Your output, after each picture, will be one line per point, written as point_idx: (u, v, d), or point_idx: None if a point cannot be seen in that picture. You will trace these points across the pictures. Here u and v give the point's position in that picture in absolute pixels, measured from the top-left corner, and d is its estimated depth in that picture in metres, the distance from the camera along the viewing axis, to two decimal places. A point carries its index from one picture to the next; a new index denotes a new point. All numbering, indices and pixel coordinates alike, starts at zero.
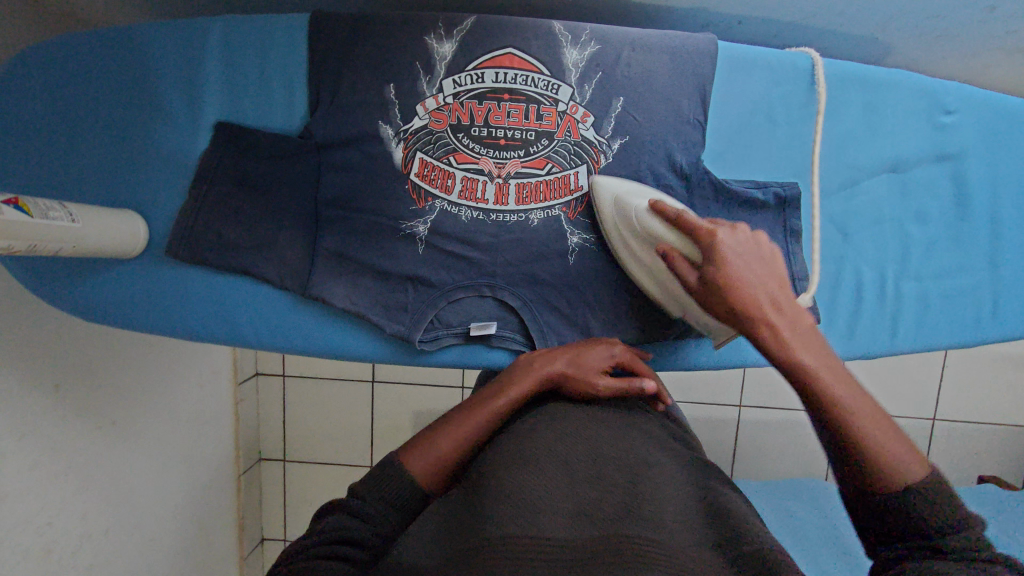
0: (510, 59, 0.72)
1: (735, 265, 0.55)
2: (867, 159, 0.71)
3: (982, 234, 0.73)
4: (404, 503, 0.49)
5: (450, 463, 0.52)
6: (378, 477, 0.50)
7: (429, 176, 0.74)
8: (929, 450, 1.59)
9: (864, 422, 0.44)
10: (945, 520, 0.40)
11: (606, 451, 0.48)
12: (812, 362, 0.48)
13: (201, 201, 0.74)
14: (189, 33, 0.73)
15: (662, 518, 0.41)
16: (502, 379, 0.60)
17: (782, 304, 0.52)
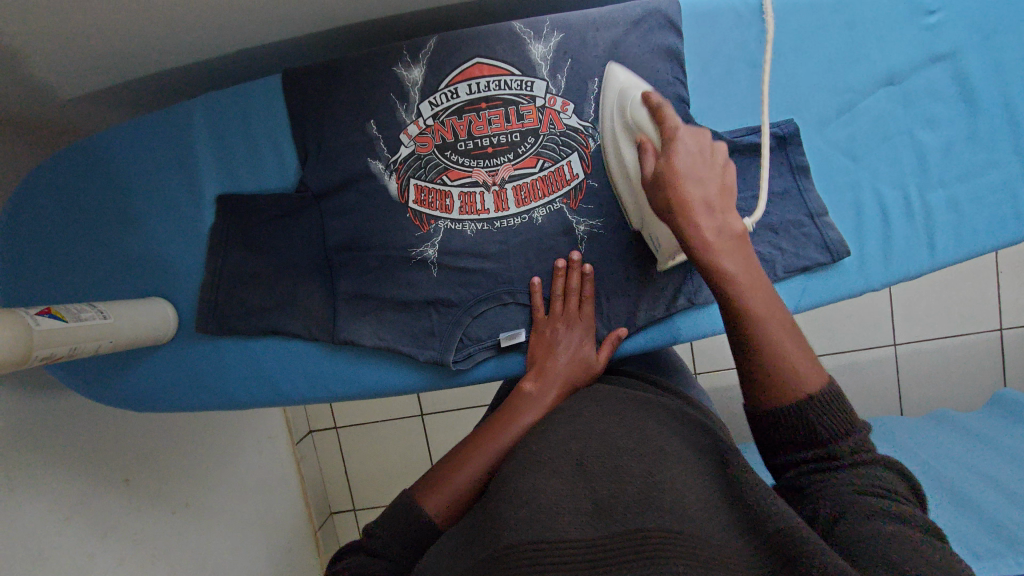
0: (479, 69, 0.73)
1: (687, 166, 0.54)
2: (860, 78, 0.69)
3: (1000, 126, 0.68)
4: (423, 541, 0.50)
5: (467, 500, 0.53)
6: (395, 518, 0.51)
7: (427, 200, 0.75)
8: (1004, 363, 1.51)
9: (765, 334, 0.48)
10: (839, 429, 0.44)
11: (623, 442, 0.47)
12: (733, 268, 0.51)
13: (221, 273, 0.77)
14: (176, 118, 0.76)
15: (684, 507, 0.42)
16: (502, 413, 0.62)
17: (717, 207, 0.53)
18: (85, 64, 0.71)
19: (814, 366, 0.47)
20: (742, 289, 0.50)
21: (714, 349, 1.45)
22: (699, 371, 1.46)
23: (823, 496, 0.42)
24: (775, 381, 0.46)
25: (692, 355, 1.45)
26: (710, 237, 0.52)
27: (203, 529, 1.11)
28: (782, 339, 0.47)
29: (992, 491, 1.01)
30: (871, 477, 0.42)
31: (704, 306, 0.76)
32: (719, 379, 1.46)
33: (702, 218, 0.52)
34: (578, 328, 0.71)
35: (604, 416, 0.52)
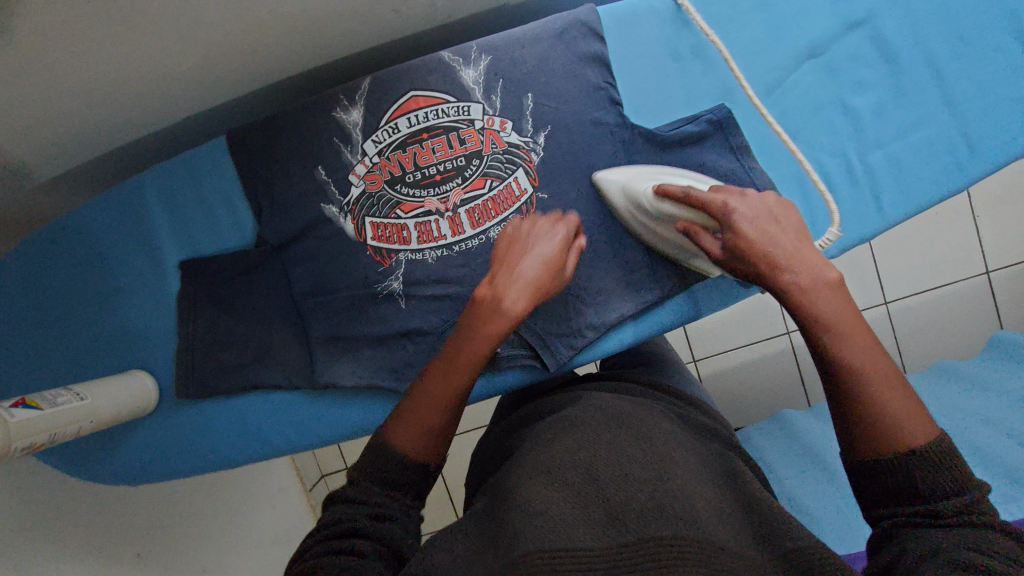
0: (416, 101, 0.74)
1: (757, 233, 0.55)
2: (784, 55, 0.70)
3: (926, 79, 0.69)
4: (401, 479, 0.50)
5: (439, 421, 0.53)
6: (377, 454, 0.51)
7: (384, 235, 0.77)
8: (997, 304, 1.50)
9: (873, 380, 0.49)
10: (946, 486, 0.44)
11: (630, 448, 0.48)
12: (836, 315, 0.51)
13: (196, 337, 0.78)
14: (129, 192, 0.78)
15: (697, 513, 0.43)
16: (468, 319, 0.58)
17: (796, 260, 0.53)
18: (32, 156, 0.73)
19: (922, 415, 0.48)
20: (843, 331, 0.50)
21: (707, 333, 1.46)
22: (699, 357, 1.47)
23: (916, 543, 0.42)
24: (887, 433, 0.47)
25: (688, 343, 1.47)
26: (804, 287, 0.52)
27: None
28: (883, 385, 0.49)
29: (1001, 436, 1.02)
30: (975, 536, 0.42)
31: (670, 298, 0.77)
32: (717, 362, 1.47)
33: (791, 275, 0.53)
34: (550, 229, 0.62)
35: (605, 424, 0.53)
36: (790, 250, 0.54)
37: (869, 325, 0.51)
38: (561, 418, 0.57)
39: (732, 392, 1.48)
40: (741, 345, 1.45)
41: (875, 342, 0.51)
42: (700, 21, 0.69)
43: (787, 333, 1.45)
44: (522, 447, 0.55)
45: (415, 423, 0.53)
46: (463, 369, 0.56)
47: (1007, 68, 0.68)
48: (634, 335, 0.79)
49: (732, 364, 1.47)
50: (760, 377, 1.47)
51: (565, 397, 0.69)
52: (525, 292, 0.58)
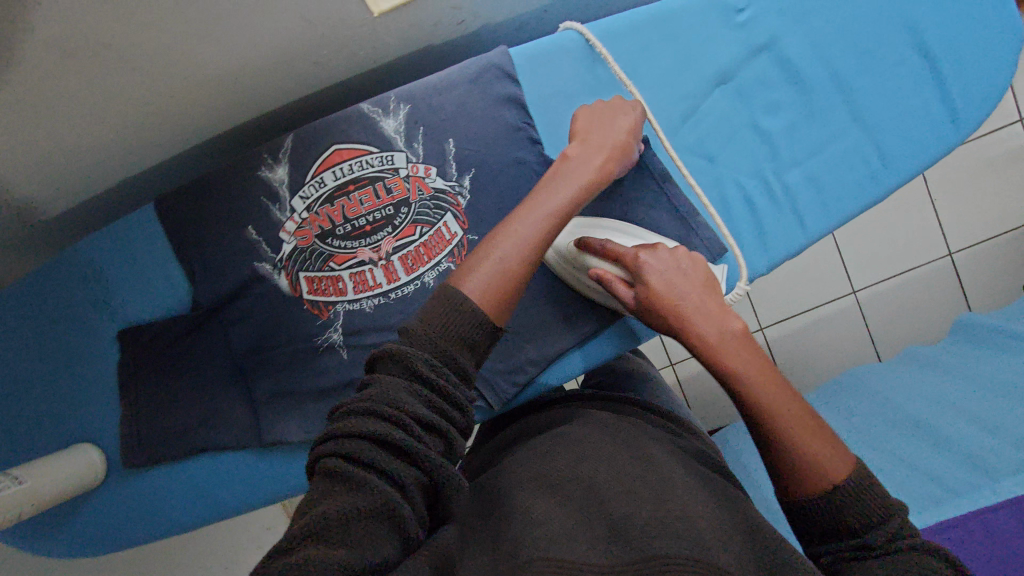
0: (340, 154, 0.75)
1: (665, 284, 0.58)
2: (693, 85, 0.72)
3: (833, 96, 0.71)
4: (474, 334, 0.49)
5: (513, 268, 0.54)
6: (443, 304, 0.49)
7: (320, 288, 0.76)
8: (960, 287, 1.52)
9: (785, 424, 0.50)
10: (873, 514, 0.45)
11: (638, 475, 0.50)
12: (742, 367, 0.53)
13: (140, 404, 0.78)
14: (60, 265, 0.78)
15: (699, 534, 0.43)
16: (551, 176, 0.61)
17: (709, 310, 0.56)
18: None
19: (838, 450, 0.49)
20: (751, 385, 0.52)
21: None
22: (675, 361, 1.45)
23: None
24: (805, 475, 0.48)
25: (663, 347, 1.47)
26: (711, 339, 0.55)
27: None
28: (797, 425, 0.50)
29: (965, 422, 1.01)
30: (907, 561, 0.42)
31: (608, 326, 0.79)
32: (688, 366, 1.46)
33: (703, 327, 0.55)
34: (626, 109, 0.68)
35: (610, 444, 0.56)
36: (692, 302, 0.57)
37: (779, 371, 0.53)
38: (563, 433, 0.61)
39: (707, 398, 1.47)
40: None
41: (789, 389, 0.52)
42: (608, 59, 0.71)
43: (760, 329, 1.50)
44: (525, 464, 0.56)
45: (495, 272, 0.53)
46: (539, 218, 0.57)
47: (911, 80, 0.70)
48: (579, 364, 0.79)
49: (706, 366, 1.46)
50: None
51: (567, 412, 0.70)
52: (607, 154, 0.63)
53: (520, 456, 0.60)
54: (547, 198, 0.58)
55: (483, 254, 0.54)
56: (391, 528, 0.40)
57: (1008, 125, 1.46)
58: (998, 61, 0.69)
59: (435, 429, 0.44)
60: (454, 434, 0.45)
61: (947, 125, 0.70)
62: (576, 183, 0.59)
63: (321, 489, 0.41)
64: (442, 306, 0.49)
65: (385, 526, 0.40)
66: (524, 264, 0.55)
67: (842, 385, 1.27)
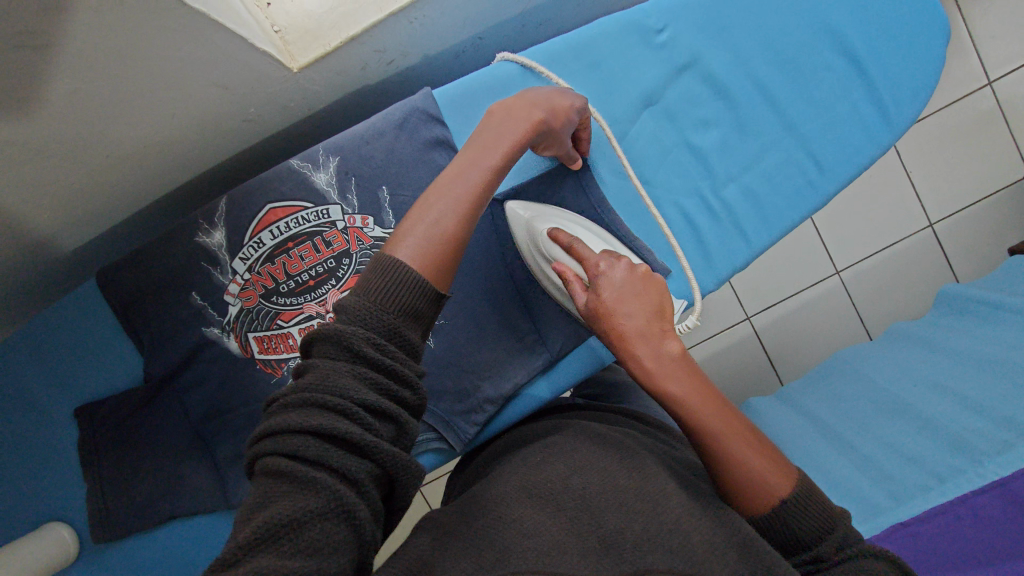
0: (275, 213, 0.74)
1: (617, 299, 0.52)
2: (620, 109, 0.70)
3: (761, 108, 0.70)
4: (414, 304, 0.45)
5: (446, 235, 0.49)
6: (382, 277, 0.45)
7: (270, 346, 0.76)
8: (947, 258, 1.48)
9: (725, 441, 0.49)
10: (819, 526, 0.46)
11: (623, 480, 0.50)
12: (680, 390, 0.50)
13: (103, 481, 0.77)
14: (9, 351, 0.78)
15: (688, 546, 0.45)
16: (488, 128, 0.55)
17: (649, 334, 0.51)
18: None
19: (774, 459, 0.50)
20: (690, 406, 0.50)
21: None
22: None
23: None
24: (754, 495, 0.49)
25: None
26: (649, 363, 0.51)
27: None
28: (737, 443, 0.49)
29: (950, 404, 0.99)
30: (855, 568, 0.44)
31: (570, 351, 0.78)
32: None
33: (641, 349, 0.51)
34: None
35: (598, 452, 0.54)
36: (633, 319, 0.51)
37: (720, 392, 0.51)
38: (552, 441, 0.58)
39: None
40: (699, 343, 1.47)
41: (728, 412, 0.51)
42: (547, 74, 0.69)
43: (746, 318, 1.47)
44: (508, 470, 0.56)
45: (428, 238, 0.49)
46: (477, 179, 0.52)
47: (837, 85, 0.70)
48: (549, 389, 0.78)
49: None
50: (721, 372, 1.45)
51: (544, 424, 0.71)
52: (545, 109, 0.58)
53: (507, 467, 0.57)
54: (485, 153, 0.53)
55: (415, 222, 0.49)
56: (347, 525, 0.39)
57: (972, 90, 1.43)
58: (924, 58, 0.69)
59: (384, 413, 0.42)
60: (404, 416, 0.43)
61: (879, 126, 0.70)
62: (507, 135, 0.54)
63: (267, 490, 0.39)
64: (383, 278, 0.45)
65: (343, 527, 0.39)
66: (464, 228, 0.50)
67: (828, 371, 1.25)
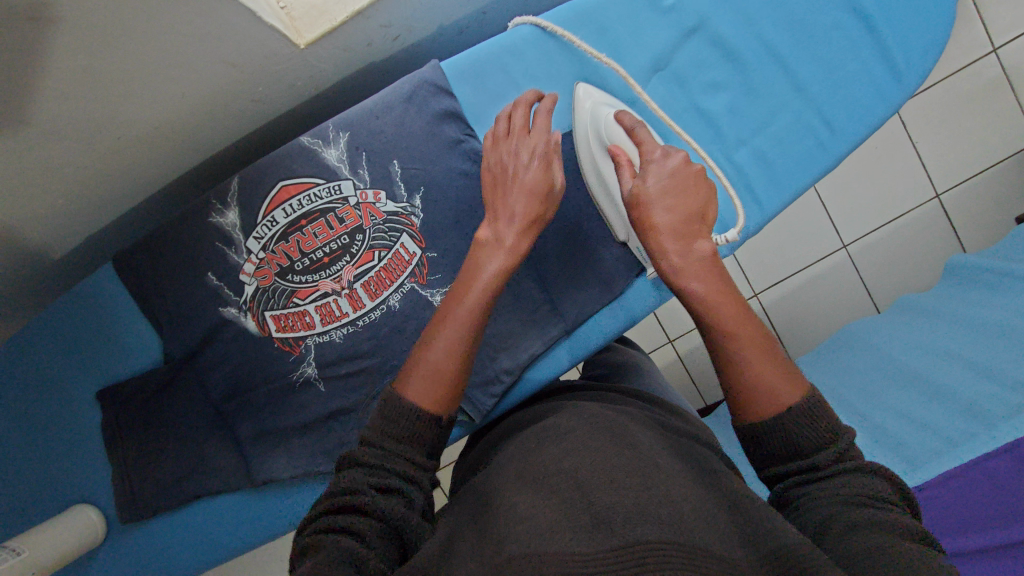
0: (287, 191, 0.75)
1: (661, 190, 0.55)
2: (629, 74, 0.70)
3: (771, 69, 0.70)
4: (411, 428, 0.53)
5: (443, 375, 0.54)
6: (381, 412, 0.54)
7: (288, 324, 0.77)
8: (953, 227, 1.47)
9: (738, 340, 0.50)
10: (816, 438, 0.47)
11: (614, 453, 0.48)
12: (701, 288, 0.52)
13: (126, 462, 0.78)
14: (29, 337, 0.78)
15: (683, 518, 0.41)
16: (469, 267, 0.59)
17: (682, 232, 0.54)
18: None
19: (787, 373, 0.49)
20: (707, 304, 0.51)
21: (672, 316, 1.42)
22: (675, 337, 1.42)
23: (817, 501, 0.45)
24: (762, 398, 0.48)
25: (660, 325, 1.43)
26: (673, 258, 0.53)
27: None
28: (754, 348, 0.50)
29: (960, 369, 1.00)
30: (854, 481, 0.45)
31: (586, 319, 0.78)
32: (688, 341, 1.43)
33: (669, 245, 0.54)
34: (527, 153, 0.62)
35: (595, 430, 0.53)
36: (668, 214, 0.54)
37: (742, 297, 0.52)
38: (551, 426, 0.59)
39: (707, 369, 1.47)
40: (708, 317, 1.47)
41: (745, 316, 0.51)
42: (567, 38, 0.70)
43: (754, 293, 1.47)
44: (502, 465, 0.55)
45: (426, 377, 0.55)
46: (466, 312, 0.56)
47: (846, 43, 0.69)
48: (550, 370, 0.79)
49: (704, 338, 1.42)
50: None
51: (544, 406, 0.71)
52: (521, 223, 0.59)
53: (507, 458, 0.57)
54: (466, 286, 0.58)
55: (418, 358, 0.56)
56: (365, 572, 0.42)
57: (979, 56, 1.41)
58: (933, 14, 0.69)
59: (390, 488, 0.50)
60: (408, 489, 0.50)
61: (889, 85, 0.69)
62: (488, 277, 0.57)
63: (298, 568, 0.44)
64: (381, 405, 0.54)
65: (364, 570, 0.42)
66: (459, 361, 0.55)
67: (836, 343, 1.25)
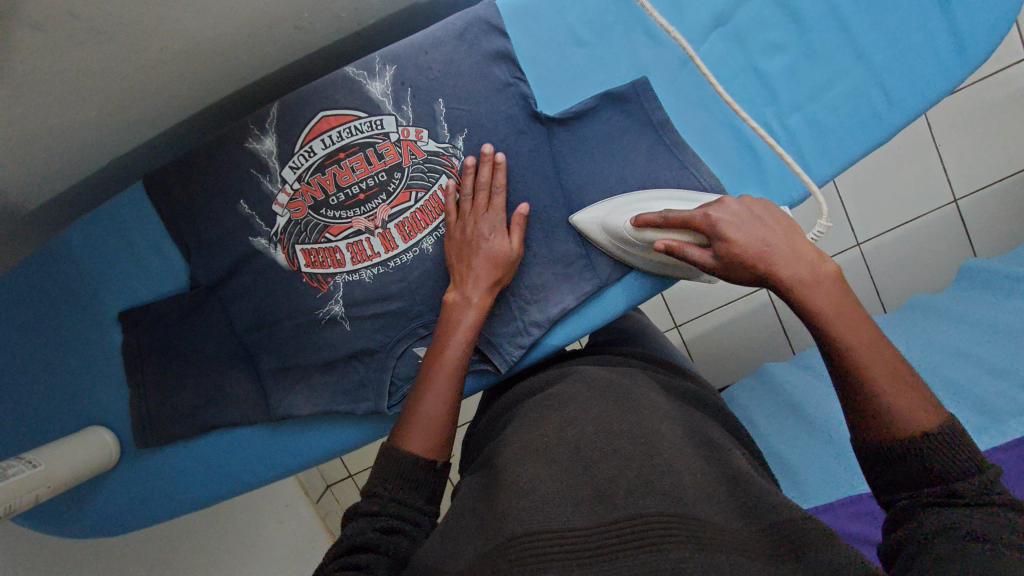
0: (327, 121, 0.73)
1: (745, 235, 0.55)
2: (689, 27, 0.69)
3: (834, 33, 0.68)
4: (412, 475, 0.56)
5: (441, 426, 0.60)
6: (385, 460, 0.57)
7: (318, 260, 0.76)
8: (974, 232, 1.47)
9: (875, 361, 0.49)
10: (961, 470, 0.44)
11: (618, 425, 0.52)
12: (827, 307, 0.51)
13: (145, 386, 0.78)
14: (54, 253, 0.77)
15: (681, 488, 0.46)
16: (444, 322, 0.67)
17: (783, 251, 0.53)
18: None
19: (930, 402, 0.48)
20: (836, 322, 0.50)
21: (685, 298, 1.41)
22: (681, 322, 1.42)
23: (931, 520, 0.43)
24: (901, 418, 0.47)
25: (668, 309, 1.42)
26: (774, 274, 0.53)
27: None
28: (891, 371, 0.48)
29: (972, 368, 1.00)
30: (999, 514, 0.42)
31: (617, 280, 0.76)
32: (699, 326, 1.42)
33: (784, 264, 0.53)
34: (487, 225, 0.69)
35: (599, 400, 0.57)
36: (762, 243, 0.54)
37: (869, 318, 0.51)
38: (553, 394, 0.61)
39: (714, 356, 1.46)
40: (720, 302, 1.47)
41: (869, 323, 0.51)
42: None
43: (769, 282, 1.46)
44: (512, 428, 0.58)
45: (424, 429, 0.59)
46: (452, 368, 0.63)
47: (913, 12, 0.68)
48: (571, 333, 0.77)
49: (714, 323, 1.42)
50: (744, 334, 1.42)
51: (550, 369, 0.74)
52: (485, 285, 0.67)
53: (512, 424, 0.60)
54: (449, 343, 0.64)
55: (416, 410, 0.61)
56: None
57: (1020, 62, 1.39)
58: None
59: (393, 529, 0.52)
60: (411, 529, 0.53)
61: (952, 59, 0.68)
62: (466, 332, 0.65)
63: None
64: (382, 461, 0.57)
65: None
66: (449, 407, 0.61)
67: None
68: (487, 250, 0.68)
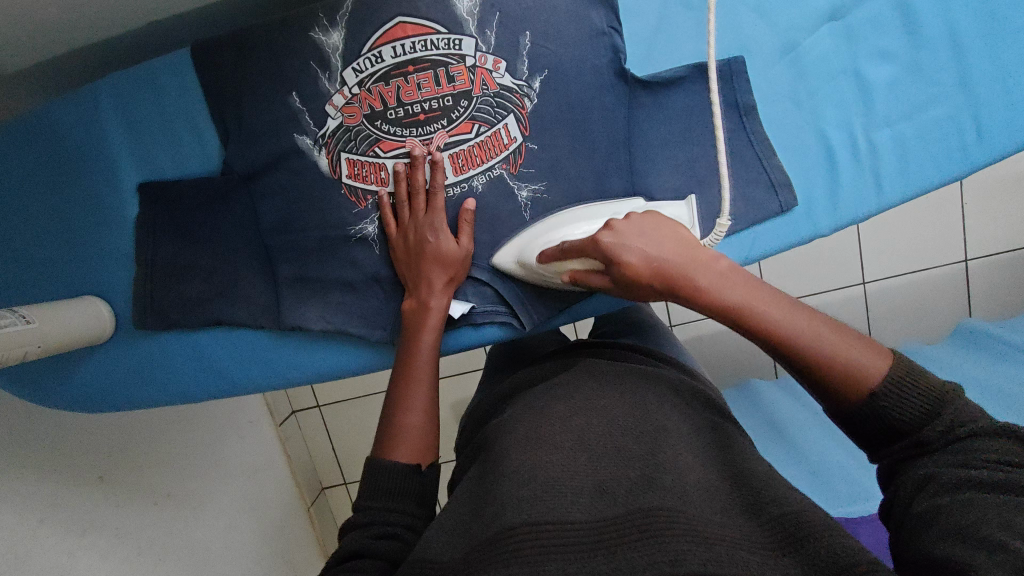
0: (403, 28, 0.68)
1: (639, 252, 0.51)
2: (801, 17, 0.67)
3: (943, 55, 0.66)
4: (401, 484, 0.54)
5: (422, 435, 0.59)
6: (371, 476, 0.54)
7: (361, 174, 0.71)
8: (987, 295, 1.47)
9: (796, 330, 0.46)
10: (919, 410, 0.42)
11: (624, 421, 0.50)
12: (734, 298, 0.48)
13: (154, 265, 0.74)
14: (80, 105, 0.72)
15: (686, 487, 0.43)
16: (409, 335, 0.67)
17: (681, 258, 0.50)
18: None
19: (863, 345, 0.45)
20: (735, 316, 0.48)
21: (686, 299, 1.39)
22: (675, 322, 1.40)
23: (906, 483, 0.41)
24: (852, 377, 0.44)
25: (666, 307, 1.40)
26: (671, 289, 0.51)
27: (191, 519, 1.07)
28: (823, 338, 0.45)
29: None
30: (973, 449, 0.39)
31: None
32: (693, 330, 1.41)
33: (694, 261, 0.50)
34: (428, 226, 0.68)
35: (603, 394, 0.54)
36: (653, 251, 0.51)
37: (762, 283, 0.49)
38: (554, 386, 0.59)
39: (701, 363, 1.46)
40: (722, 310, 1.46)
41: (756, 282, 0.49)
42: None
43: None
44: (514, 415, 0.55)
45: (406, 438, 0.58)
46: (421, 380, 0.63)
47: None
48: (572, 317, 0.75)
49: (710, 330, 1.40)
50: (733, 346, 1.42)
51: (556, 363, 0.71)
52: (439, 292, 0.68)
53: (514, 411, 0.57)
54: (418, 358, 0.65)
55: (397, 422, 0.60)
56: None
57: None
58: None
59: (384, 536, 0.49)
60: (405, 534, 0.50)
61: None
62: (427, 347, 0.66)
63: None
64: (367, 477, 0.54)
65: None
66: (428, 413, 0.61)
67: None
68: (436, 250, 0.68)
